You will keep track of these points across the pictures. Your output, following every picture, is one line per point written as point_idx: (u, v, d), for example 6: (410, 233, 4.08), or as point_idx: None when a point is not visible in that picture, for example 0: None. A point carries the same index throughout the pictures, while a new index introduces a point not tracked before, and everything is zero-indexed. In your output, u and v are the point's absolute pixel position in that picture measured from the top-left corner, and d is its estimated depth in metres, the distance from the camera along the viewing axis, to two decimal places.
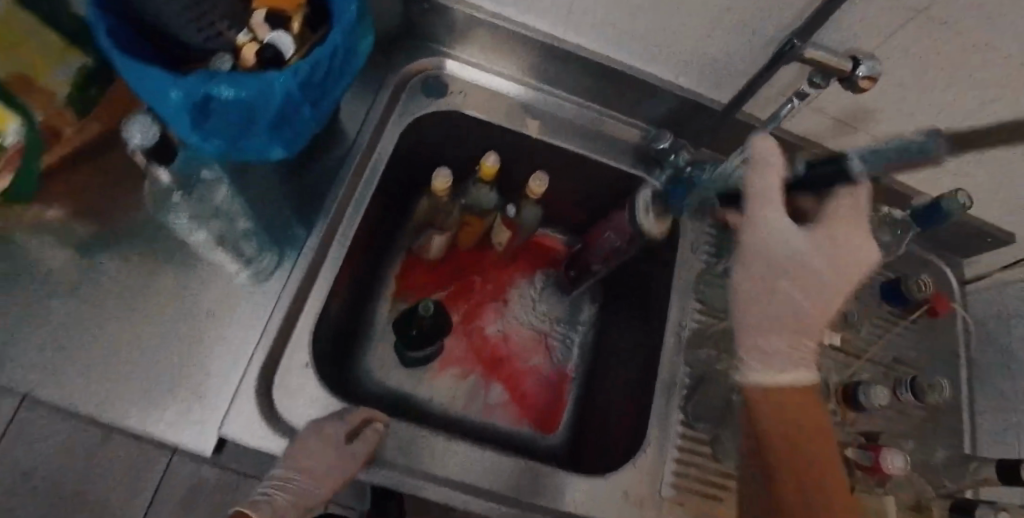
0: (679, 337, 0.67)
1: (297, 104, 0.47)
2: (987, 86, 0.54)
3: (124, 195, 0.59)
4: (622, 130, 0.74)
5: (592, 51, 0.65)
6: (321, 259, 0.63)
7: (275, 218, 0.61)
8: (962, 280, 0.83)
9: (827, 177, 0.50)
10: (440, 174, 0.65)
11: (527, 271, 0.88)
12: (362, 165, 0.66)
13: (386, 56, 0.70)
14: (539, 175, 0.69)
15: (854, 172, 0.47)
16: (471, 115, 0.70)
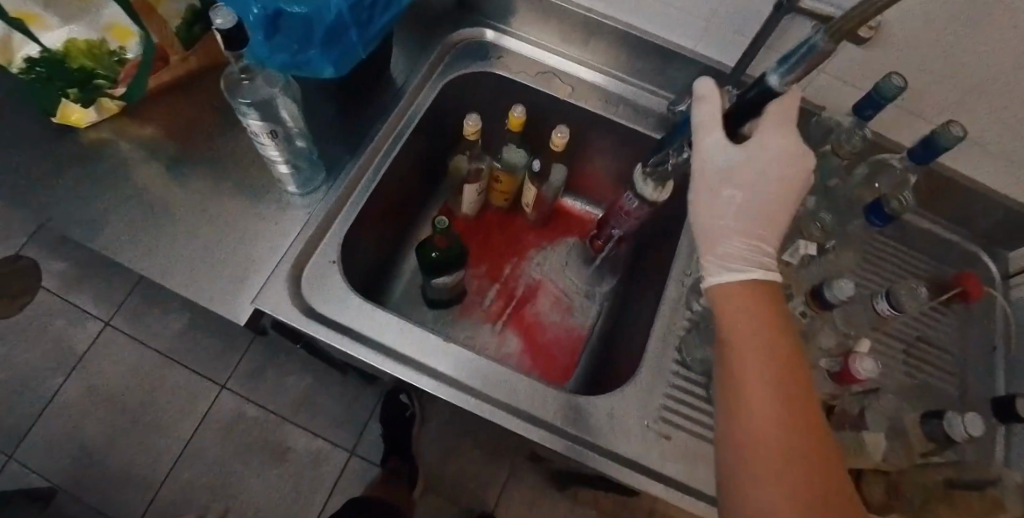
0: (685, 284, 0.69)
1: (347, 29, 0.58)
2: None
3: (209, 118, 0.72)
4: (648, 97, 0.79)
5: (613, 18, 0.72)
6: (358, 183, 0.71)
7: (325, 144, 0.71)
8: (1005, 274, 0.79)
9: (758, 96, 0.54)
10: (470, 119, 0.73)
11: (553, 236, 0.92)
12: (405, 109, 0.75)
13: (435, 24, 0.80)
14: (561, 129, 0.74)
15: (776, 88, 0.51)
16: (502, 76, 0.78)
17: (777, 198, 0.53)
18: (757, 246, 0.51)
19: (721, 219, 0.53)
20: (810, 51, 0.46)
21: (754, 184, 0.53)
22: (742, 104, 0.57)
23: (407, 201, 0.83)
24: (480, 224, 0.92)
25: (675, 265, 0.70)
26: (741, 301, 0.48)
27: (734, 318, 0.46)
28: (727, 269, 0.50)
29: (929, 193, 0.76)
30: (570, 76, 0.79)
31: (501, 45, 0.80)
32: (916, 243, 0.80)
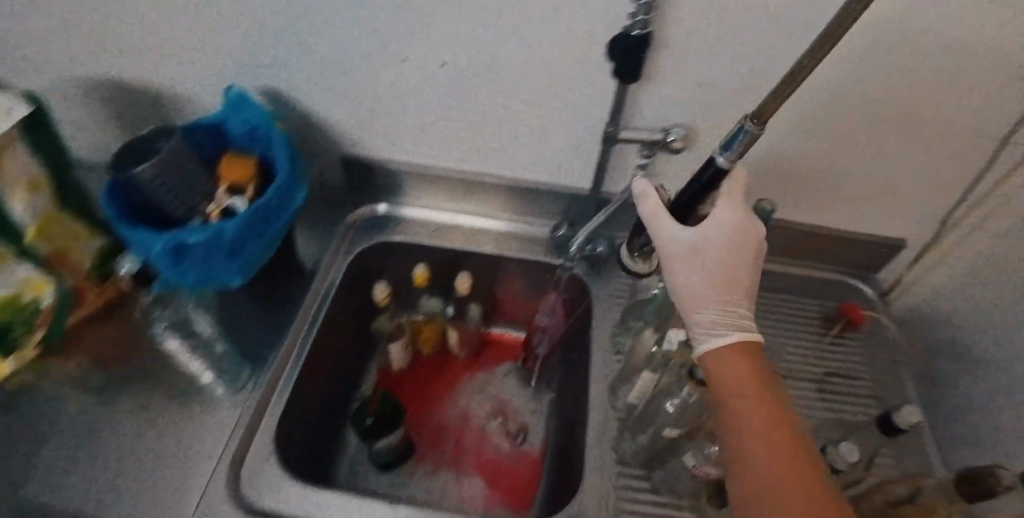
0: (606, 384, 0.74)
1: (247, 239, 0.65)
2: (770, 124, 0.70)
3: (129, 341, 0.74)
4: (533, 228, 0.89)
5: (482, 173, 0.84)
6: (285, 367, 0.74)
7: (248, 340, 0.75)
8: (880, 292, 0.90)
9: (710, 178, 0.57)
10: (379, 289, 0.82)
11: (487, 366, 0.96)
12: (317, 290, 0.81)
13: (337, 206, 0.90)
14: (464, 274, 0.84)
15: (724, 166, 0.54)
16: (402, 243, 0.87)
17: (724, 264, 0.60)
18: (727, 312, 0.59)
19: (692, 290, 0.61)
20: (746, 132, 0.49)
21: (705, 257, 0.60)
22: (690, 189, 0.60)
23: (341, 371, 0.86)
24: (415, 371, 0.95)
25: (592, 369, 0.75)
26: (731, 367, 0.54)
27: (732, 371, 0.53)
28: (711, 336, 0.57)
29: (789, 246, 0.88)
30: (462, 228, 0.89)
31: (396, 215, 0.90)
32: (798, 288, 0.90)
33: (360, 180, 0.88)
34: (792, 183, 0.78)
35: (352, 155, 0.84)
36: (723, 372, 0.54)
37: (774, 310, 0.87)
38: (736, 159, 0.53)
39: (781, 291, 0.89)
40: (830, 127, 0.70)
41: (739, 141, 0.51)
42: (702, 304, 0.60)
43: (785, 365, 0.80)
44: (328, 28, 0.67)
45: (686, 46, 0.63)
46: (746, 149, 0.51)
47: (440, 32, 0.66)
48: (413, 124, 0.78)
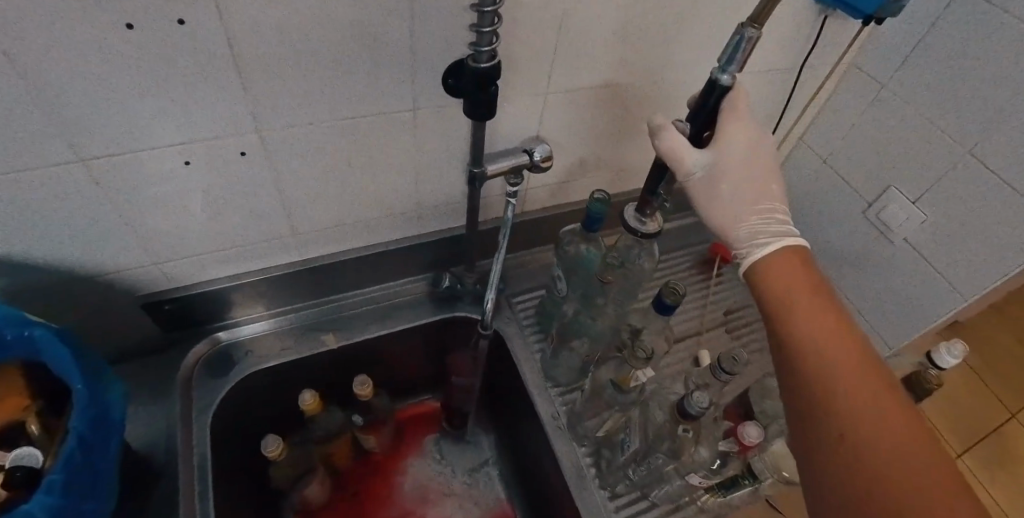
0: (561, 427, 0.68)
1: (81, 499, 0.46)
2: (618, 112, 0.70)
3: None
4: (409, 289, 0.79)
5: (334, 252, 0.72)
6: None
7: None
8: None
9: (712, 102, 0.51)
10: (269, 443, 0.63)
11: (414, 448, 0.85)
12: (188, 480, 0.60)
13: (160, 357, 0.69)
14: (360, 377, 0.70)
15: (727, 82, 0.48)
16: (268, 365, 0.70)
17: (745, 173, 0.57)
18: (765, 216, 0.57)
19: (730, 208, 0.58)
20: (744, 41, 0.44)
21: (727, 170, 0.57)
22: (695, 120, 0.54)
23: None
24: (341, 495, 0.79)
25: (541, 415, 0.69)
26: (782, 276, 0.52)
27: (779, 278, 0.52)
28: (756, 245, 0.56)
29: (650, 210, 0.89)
30: (329, 321, 0.75)
31: (241, 337, 0.72)
32: (674, 238, 0.91)
33: (178, 318, 0.68)
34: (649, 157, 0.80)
35: (156, 295, 0.64)
36: (768, 279, 0.53)
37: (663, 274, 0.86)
38: (739, 70, 0.47)
39: (662, 248, 0.89)
40: (668, 104, 0.72)
41: (740, 50, 0.45)
42: (739, 219, 0.58)
43: (697, 324, 0.81)
44: (67, 155, 0.47)
45: (525, 65, 0.59)
46: (750, 55, 0.45)
47: (240, 112, 0.51)
48: (232, 229, 0.62)
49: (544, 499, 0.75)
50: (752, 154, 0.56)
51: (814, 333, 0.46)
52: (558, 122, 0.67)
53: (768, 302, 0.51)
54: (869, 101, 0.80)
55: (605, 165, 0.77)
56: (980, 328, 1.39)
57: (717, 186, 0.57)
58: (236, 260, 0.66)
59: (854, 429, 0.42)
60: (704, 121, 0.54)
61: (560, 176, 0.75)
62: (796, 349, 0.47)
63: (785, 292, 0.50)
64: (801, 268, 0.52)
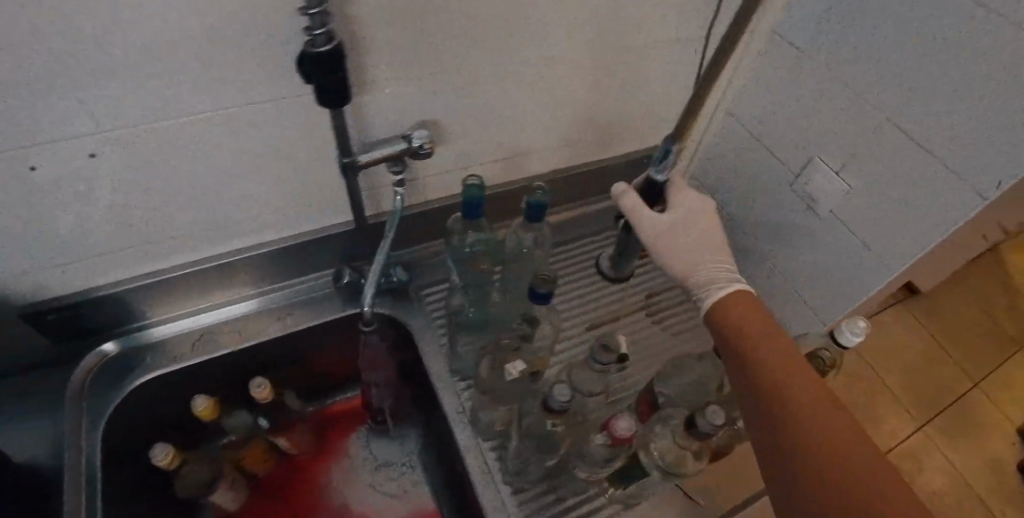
0: (465, 421, 0.66)
1: None
2: (513, 91, 0.66)
3: None
4: (316, 286, 0.77)
5: (226, 251, 0.68)
6: None
7: None
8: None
9: (654, 189, 0.72)
10: (159, 452, 0.62)
11: (339, 445, 0.84)
12: (73, 501, 0.58)
13: (50, 370, 0.67)
14: (258, 380, 0.68)
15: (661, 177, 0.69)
16: (163, 373, 0.68)
17: (694, 231, 0.69)
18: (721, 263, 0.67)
19: (694, 255, 0.68)
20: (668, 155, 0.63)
21: (680, 227, 0.69)
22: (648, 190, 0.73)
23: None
24: (262, 497, 0.78)
25: (445, 409, 0.67)
26: (744, 312, 0.59)
27: (741, 315, 0.58)
28: (716, 288, 0.63)
29: (565, 195, 0.85)
30: (233, 323, 0.73)
31: (136, 346, 0.69)
32: (589, 221, 0.88)
33: (65, 330, 0.65)
34: (561, 136, 0.76)
35: (33, 309, 0.62)
36: (728, 314, 0.59)
37: (570, 262, 0.83)
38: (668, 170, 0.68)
39: (565, 235, 0.85)
40: (567, 80, 0.68)
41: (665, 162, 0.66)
42: (701, 264, 0.67)
43: (605, 311, 0.78)
44: None
45: (389, 47, 0.54)
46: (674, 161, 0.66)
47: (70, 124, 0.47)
48: (101, 239, 0.59)
49: (463, 491, 0.74)
50: (692, 216, 0.70)
51: (776, 360, 0.51)
52: (441, 107, 0.63)
53: (734, 336, 0.57)
54: (794, 66, 0.75)
55: (510, 147, 0.73)
56: (942, 295, 1.35)
57: (682, 239, 0.69)
58: (118, 267, 0.63)
59: (820, 442, 0.46)
60: (654, 191, 0.72)
61: (461, 162, 0.71)
62: (763, 377, 0.51)
63: (749, 330, 0.56)
64: (758, 308, 0.59)
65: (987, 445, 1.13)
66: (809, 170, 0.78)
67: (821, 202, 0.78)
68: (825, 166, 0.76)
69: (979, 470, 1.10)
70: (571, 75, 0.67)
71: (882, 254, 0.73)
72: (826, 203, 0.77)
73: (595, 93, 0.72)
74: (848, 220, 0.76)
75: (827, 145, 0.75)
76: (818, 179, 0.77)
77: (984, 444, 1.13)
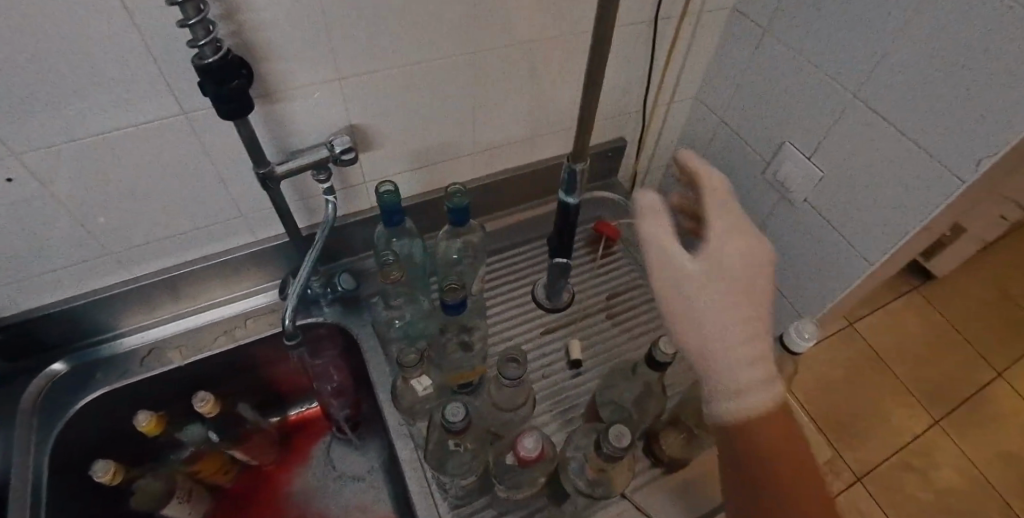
0: (408, 434, 0.64)
1: None
2: (442, 90, 0.63)
3: None
4: (267, 295, 0.76)
5: (167, 267, 0.68)
6: None
7: None
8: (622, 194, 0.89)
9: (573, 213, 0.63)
10: (100, 469, 0.62)
11: (303, 456, 0.83)
12: None
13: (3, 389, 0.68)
14: (203, 394, 0.68)
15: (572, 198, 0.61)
16: (112, 389, 0.68)
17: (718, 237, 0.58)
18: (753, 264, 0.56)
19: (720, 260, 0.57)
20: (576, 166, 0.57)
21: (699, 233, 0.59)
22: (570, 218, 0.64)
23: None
24: (224, 508, 0.78)
25: (387, 422, 0.65)
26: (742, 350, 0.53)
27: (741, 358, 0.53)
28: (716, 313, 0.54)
29: (522, 189, 0.82)
30: (184, 335, 0.73)
31: (87, 363, 0.70)
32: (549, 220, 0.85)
33: (14, 349, 0.67)
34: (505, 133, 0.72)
35: None
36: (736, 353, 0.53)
37: (510, 270, 0.80)
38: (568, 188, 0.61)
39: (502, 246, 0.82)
40: (500, 74, 0.64)
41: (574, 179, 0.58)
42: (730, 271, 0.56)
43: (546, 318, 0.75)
44: None
45: (290, 52, 0.52)
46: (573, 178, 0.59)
47: None
48: (31, 258, 0.59)
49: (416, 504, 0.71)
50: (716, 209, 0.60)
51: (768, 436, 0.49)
52: (363, 109, 0.60)
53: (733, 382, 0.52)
54: (756, 45, 0.69)
55: (450, 147, 0.70)
56: (953, 281, 1.26)
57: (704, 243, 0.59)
58: (58, 286, 0.64)
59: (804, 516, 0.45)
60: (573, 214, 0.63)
61: (397, 166, 0.69)
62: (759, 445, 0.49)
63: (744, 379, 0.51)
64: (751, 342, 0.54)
65: (1004, 440, 1.05)
66: (778, 157, 0.72)
67: (793, 191, 0.72)
68: (793, 153, 0.70)
69: (995, 470, 1.02)
70: (504, 69, 0.64)
71: (858, 245, 0.67)
72: (798, 193, 0.71)
73: (535, 84, 0.67)
74: (822, 210, 0.69)
75: (794, 130, 0.69)
76: (787, 166, 0.71)
77: (1001, 442, 1.05)
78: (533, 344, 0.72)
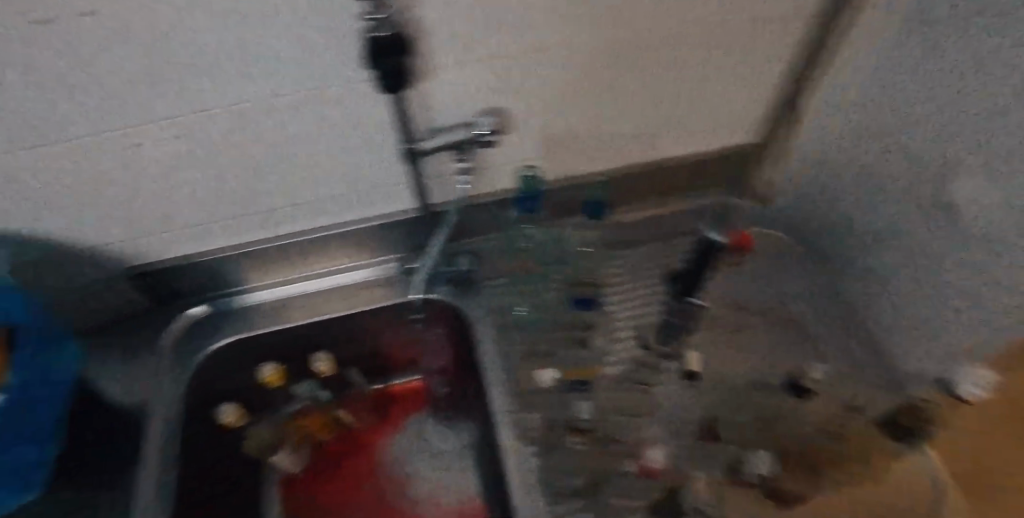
0: (511, 422, 0.63)
1: None
2: (587, 77, 0.60)
3: None
4: (385, 267, 0.78)
5: (302, 229, 0.72)
6: None
7: None
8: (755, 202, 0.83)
9: None
10: (228, 411, 0.67)
11: (397, 427, 0.85)
12: (151, 447, 0.64)
13: (150, 323, 0.75)
14: (322, 355, 0.71)
15: None
16: (241, 339, 0.73)
17: None
18: None
19: None
20: None
21: None
22: None
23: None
24: (322, 464, 0.82)
25: (492, 406, 0.64)
26: None
27: None
28: None
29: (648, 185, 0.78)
30: (307, 296, 0.76)
31: (222, 311, 0.75)
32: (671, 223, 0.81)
33: (163, 286, 0.73)
34: (641, 127, 0.69)
35: (141, 268, 0.70)
36: None
37: (633, 266, 0.76)
38: None
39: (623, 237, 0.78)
40: (650, 66, 0.61)
41: None
42: None
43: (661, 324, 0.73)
44: None
45: (452, 30, 0.51)
46: None
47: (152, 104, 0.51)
48: (191, 207, 0.64)
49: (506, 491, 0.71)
50: None
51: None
52: (509, 91, 0.59)
53: None
54: None
55: (581, 137, 0.68)
56: None
57: None
58: (210, 236, 0.70)
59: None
60: None
61: (526, 152, 0.67)
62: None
63: None
64: None
65: None
66: None
67: None
68: None
69: None
70: (655, 59, 0.60)
71: None
72: None
73: (685, 75, 0.63)
74: None
75: None
76: None
77: None
78: (653, 353, 0.71)
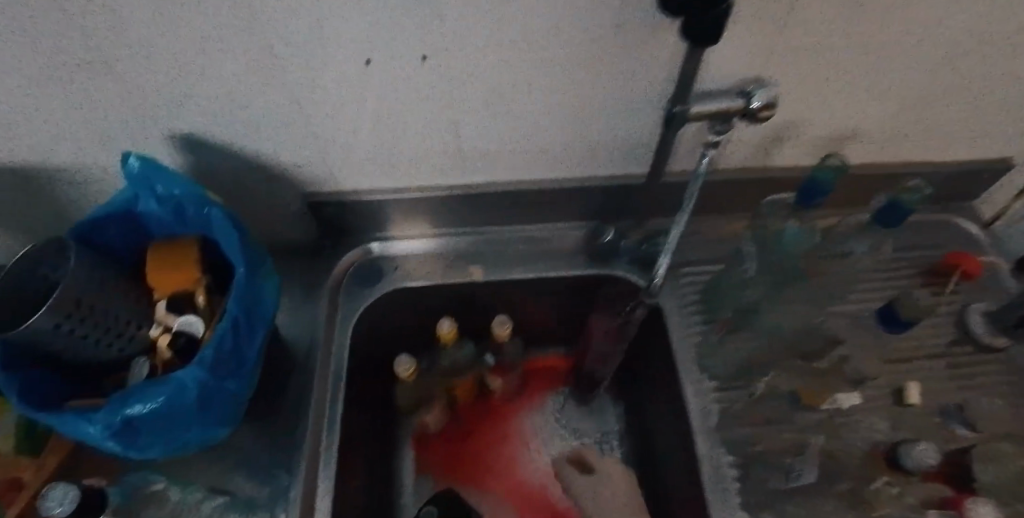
0: (710, 428, 0.59)
1: (220, 382, 0.45)
2: (888, 63, 0.51)
3: None
4: (567, 237, 0.72)
5: (494, 181, 0.66)
6: (311, 489, 0.56)
7: (255, 461, 0.57)
8: (983, 225, 0.70)
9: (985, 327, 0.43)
10: (401, 362, 0.62)
11: (537, 398, 0.81)
12: (322, 387, 0.61)
13: (315, 255, 0.71)
14: (498, 317, 0.66)
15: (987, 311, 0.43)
16: (413, 287, 0.70)
17: None
18: None
19: None
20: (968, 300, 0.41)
21: None
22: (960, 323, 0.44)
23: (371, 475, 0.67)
24: (458, 424, 0.79)
25: (687, 406, 0.60)
26: None
27: None
28: None
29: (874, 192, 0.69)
30: (483, 254, 0.72)
31: (392, 253, 0.72)
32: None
33: (339, 223, 0.69)
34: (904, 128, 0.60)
35: (322, 196, 0.65)
36: None
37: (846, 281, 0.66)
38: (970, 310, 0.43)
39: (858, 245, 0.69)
40: (962, 58, 0.51)
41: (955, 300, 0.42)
42: None
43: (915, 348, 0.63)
44: (257, 41, 0.46)
45: None
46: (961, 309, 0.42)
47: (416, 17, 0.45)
48: (398, 141, 0.59)
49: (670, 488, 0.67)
50: None
51: None
52: (797, 67, 0.51)
53: None
54: None
55: (837, 129, 0.59)
56: None
57: None
58: (401, 174, 0.64)
59: None
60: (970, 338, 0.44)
61: (770, 136, 0.59)
62: None
63: None
64: None
65: None
66: None
67: None
68: None
69: None
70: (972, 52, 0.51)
71: None
72: None
73: (988, 79, 0.54)
74: None
75: None
76: None
77: None
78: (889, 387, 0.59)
